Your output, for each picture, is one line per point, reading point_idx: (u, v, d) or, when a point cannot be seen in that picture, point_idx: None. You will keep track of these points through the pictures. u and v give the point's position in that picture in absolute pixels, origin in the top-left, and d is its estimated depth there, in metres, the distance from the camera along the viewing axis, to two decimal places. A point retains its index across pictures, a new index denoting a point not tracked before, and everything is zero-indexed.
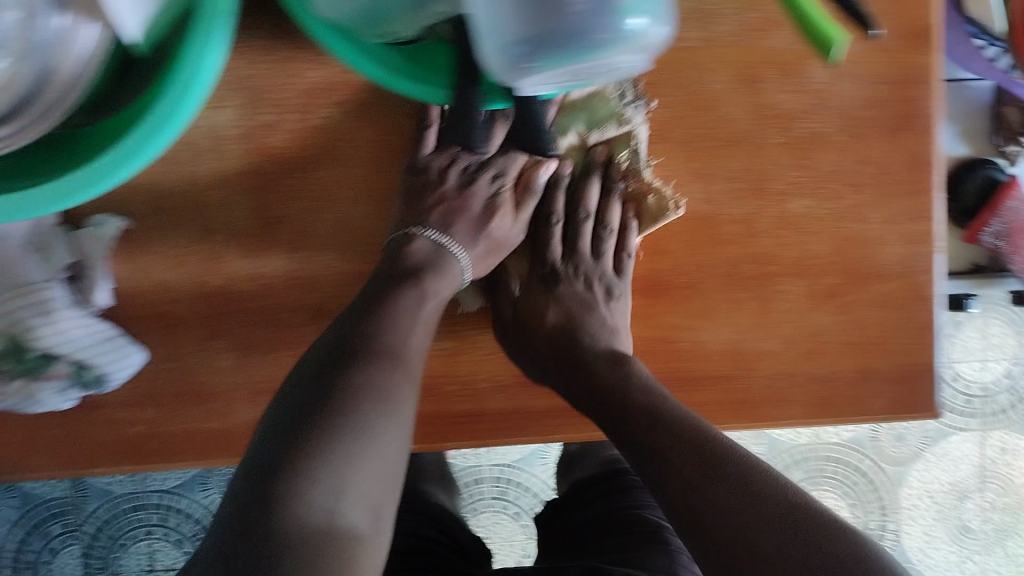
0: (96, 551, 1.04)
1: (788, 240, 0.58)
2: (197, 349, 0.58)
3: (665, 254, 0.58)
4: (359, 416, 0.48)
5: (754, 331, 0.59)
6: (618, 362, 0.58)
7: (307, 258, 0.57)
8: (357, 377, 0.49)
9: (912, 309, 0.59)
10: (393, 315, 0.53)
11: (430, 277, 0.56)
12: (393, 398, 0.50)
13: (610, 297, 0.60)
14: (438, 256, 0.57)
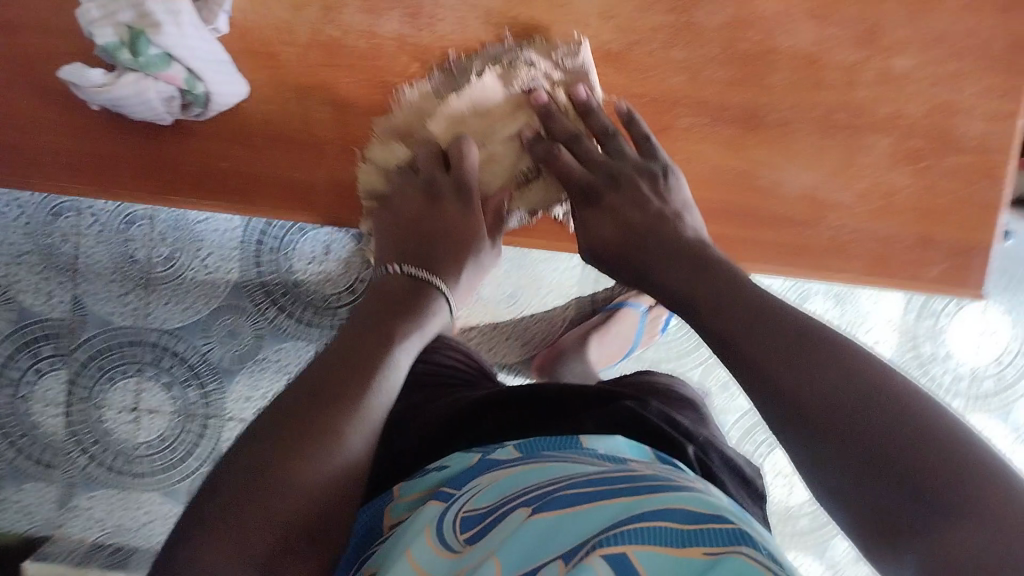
0: (85, 379, 1.05)
1: (886, 96, 0.60)
2: (268, 133, 0.59)
3: (768, 88, 0.60)
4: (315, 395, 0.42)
5: (844, 178, 0.61)
6: (693, 249, 0.49)
7: (425, 25, 0.58)
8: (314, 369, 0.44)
9: (983, 188, 0.62)
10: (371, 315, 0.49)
11: (411, 300, 0.51)
12: (354, 373, 0.44)
13: (657, 178, 0.54)
14: (416, 290, 0.52)
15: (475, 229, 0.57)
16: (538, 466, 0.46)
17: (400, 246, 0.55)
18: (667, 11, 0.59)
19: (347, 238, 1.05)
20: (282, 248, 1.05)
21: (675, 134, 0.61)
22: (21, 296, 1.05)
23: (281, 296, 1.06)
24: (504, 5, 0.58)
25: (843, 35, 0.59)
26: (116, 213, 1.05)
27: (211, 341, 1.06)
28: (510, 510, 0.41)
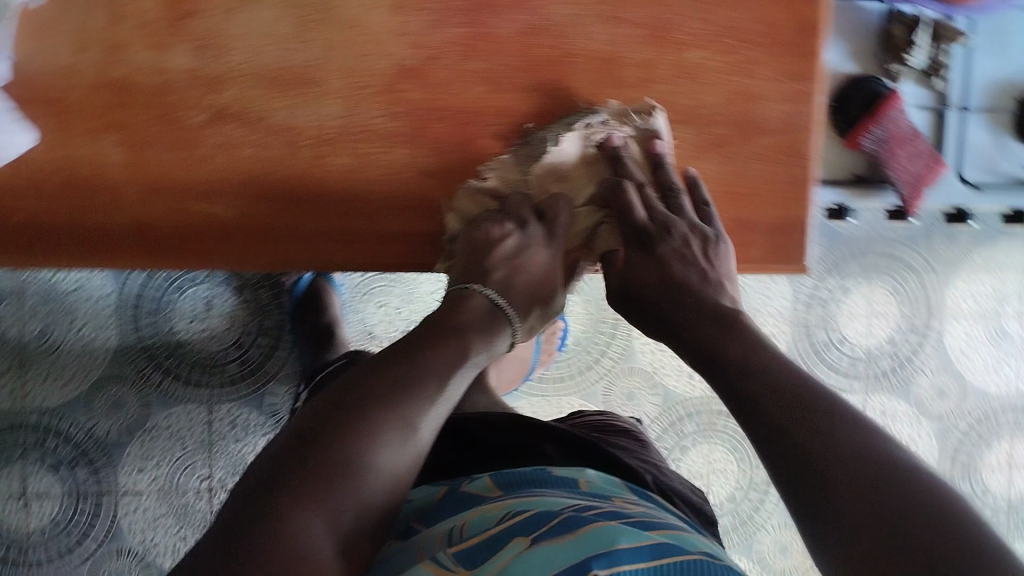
0: None
1: (683, 88, 0.62)
2: (63, 184, 0.57)
3: (569, 90, 0.61)
4: (372, 422, 0.50)
5: (654, 170, 0.63)
6: (723, 317, 0.55)
7: (215, 57, 0.57)
8: (371, 401, 0.51)
9: (789, 167, 0.64)
10: (422, 351, 0.56)
11: (480, 335, 0.59)
12: (409, 402, 0.52)
13: (710, 243, 0.60)
14: (490, 318, 0.60)
15: (553, 282, 0.64)
16: (525, 499, 0.53)
17: (467, 267, 0.61)
18: (459, 23, 0.59)
19: (227, 291, 1.08)
20: (162, 310, 1.05)
21: (482, 144, 0.61)
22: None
23: (165, 359, 1.07)
24: (294, 30, 0.57)
25: (635, 31, 0.61)
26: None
27: (95, 416, 1.05)
28: (505, 540, 0.49)
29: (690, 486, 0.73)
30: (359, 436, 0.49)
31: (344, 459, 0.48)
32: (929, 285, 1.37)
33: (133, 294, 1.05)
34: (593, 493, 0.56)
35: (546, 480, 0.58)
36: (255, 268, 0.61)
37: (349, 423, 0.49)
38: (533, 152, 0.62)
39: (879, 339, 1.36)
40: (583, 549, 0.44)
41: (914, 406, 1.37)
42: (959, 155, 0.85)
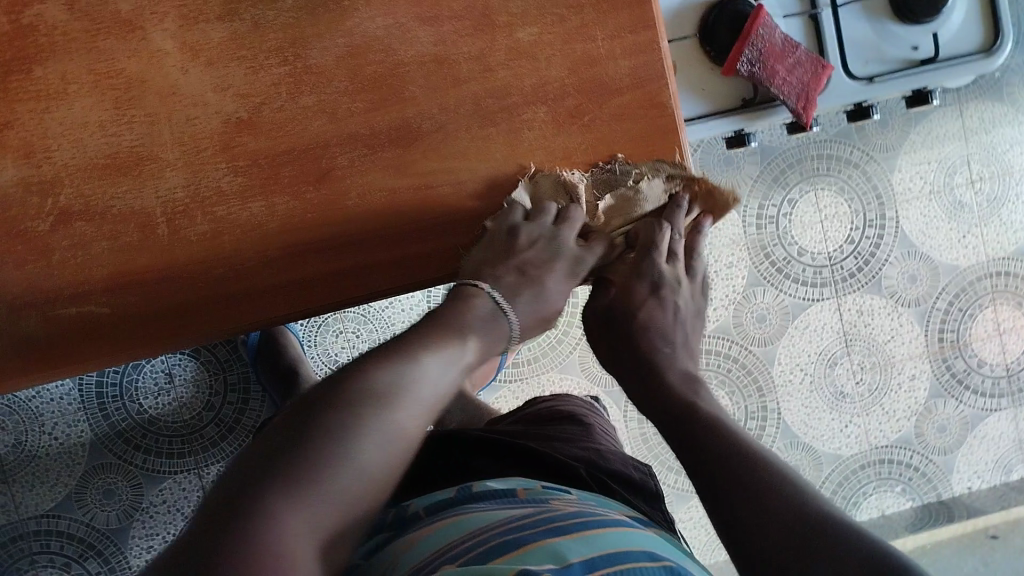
0: None
1: (524, 69, 0.60)
2: None
3: (410, 100, 0.60)
4: (338, 446, 0.45)
5: (517, 157, 0.61)
6: (694, 385, 0.63)
7: (42, 160, 0.56)
8: (334, 423, 0.46)
9: (654, 120, 0.62)
10: (384, 359, 0.50)
11: (474, 330, 0.55)
12: (379, 418, 0.47)
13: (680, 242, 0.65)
14: (494, 317, 0.56)
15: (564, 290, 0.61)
16: (458, 521, 0.55)
17: (479, 260, 0.58)
18: (280, 62, 0.58)
19: (186, 358, 1.07)
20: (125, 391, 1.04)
21: (338, 175, 0.59)
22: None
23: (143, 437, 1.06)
24: (114, 113, 0.56)
25: (460, 25, 0.59)
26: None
27: (89, 509, 1.05)
28: (437, 566, 0.50)
29: (635, 465, 0.74)
30: (346, 439, 0.45)
31: (328, 461, 0.44)
32: (874, 176, 1.35)
33: (93, 384, 1.04)
34: (531, 501, 0.58)
35: (483, 496, 0.60)
36: (149, 351, 0.59)
37: (333, 424, 0.46)
38: (613, 173, 0.61)
39: (836, 241, 1.35)
40: (523, 563, 0.46)
41: (888, 297, 1.37)
42: (841, 53, 0.82)
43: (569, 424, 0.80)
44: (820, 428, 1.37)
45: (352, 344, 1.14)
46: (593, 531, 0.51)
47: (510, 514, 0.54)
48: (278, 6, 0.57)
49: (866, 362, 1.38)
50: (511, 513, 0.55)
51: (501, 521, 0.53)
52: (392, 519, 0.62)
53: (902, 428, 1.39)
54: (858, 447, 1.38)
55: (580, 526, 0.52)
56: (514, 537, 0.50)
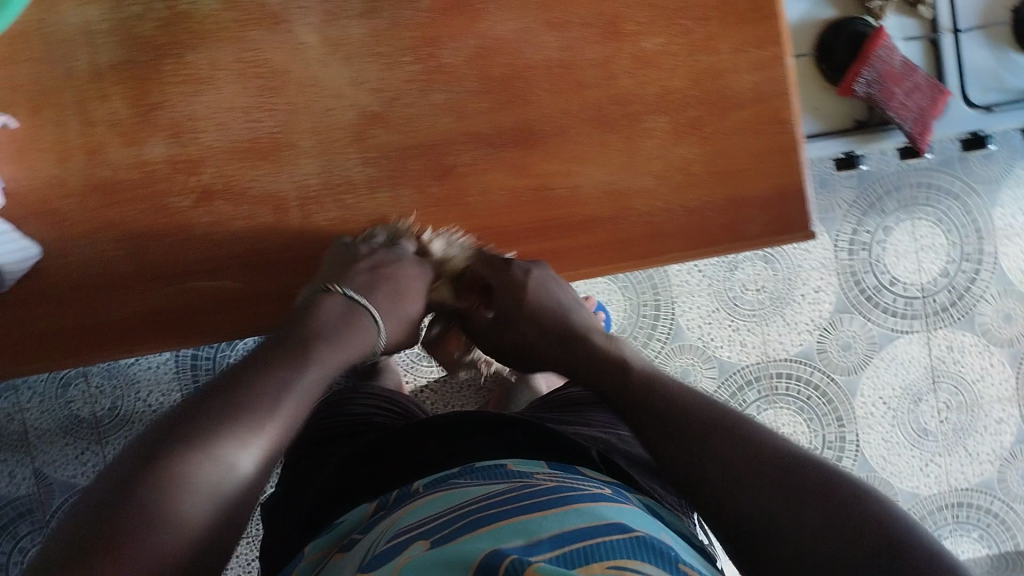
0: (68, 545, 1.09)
1: (648, 79, 0.61)
2: (82, 285, 0.60)
3: (534, 103, 0.61)
4: (175, 484, 0.48)
5: (634, 165, 0.62)
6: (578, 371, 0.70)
7: (188, 140, 0.59)
8: (167, 457, 0.49)
9: (773, 134, 0.62)
10: (220, 393, 0.54)
11: (324, 343, 0.61)
12: (218, 451, 0.51)
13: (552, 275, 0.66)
14: (349, 315, 0.64)
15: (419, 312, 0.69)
16: (442, 496, 0.60)
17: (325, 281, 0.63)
18: (413, 60, 0.60)
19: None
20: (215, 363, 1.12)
21: (461, 171, 0.62)
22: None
23: None
24: (256, 99, 0.59)
25: (588, 33, 0.61)
26: (48, 380, 1.12)
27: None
28: (412, 539, 0.53)
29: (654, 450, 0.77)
30: (187, 479, 0.49)
31: (160, 524, 0.46)
32: (973, 209, 1.32)
33: (188, 356, 1.13)
34: (517, 475, 0.62)
35: (479, 470, 0.64)
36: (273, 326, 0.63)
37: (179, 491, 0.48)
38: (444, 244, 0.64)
39: (931, 273, 1.32)
40: (499, 540, 0.49)
41: (981, 335, 1.34)
42: (962, 79, 0.81)
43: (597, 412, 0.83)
44: (896, 466, 1.34)
45: None
46: (575, 505, 0.54)
47: (493, 489, 0.59)
48: (417, 5, 0.59)
49: (953, 401, 1.35)
50: (497, 488, 0.59)
51: (481, 497, 0.57)
52: (393, 497, 0.66)
53: (984, 472, 1.35)
54: (936, 488, 1.34)
55: (561, 501, 0.55)
56: (493, 513, 0.53)
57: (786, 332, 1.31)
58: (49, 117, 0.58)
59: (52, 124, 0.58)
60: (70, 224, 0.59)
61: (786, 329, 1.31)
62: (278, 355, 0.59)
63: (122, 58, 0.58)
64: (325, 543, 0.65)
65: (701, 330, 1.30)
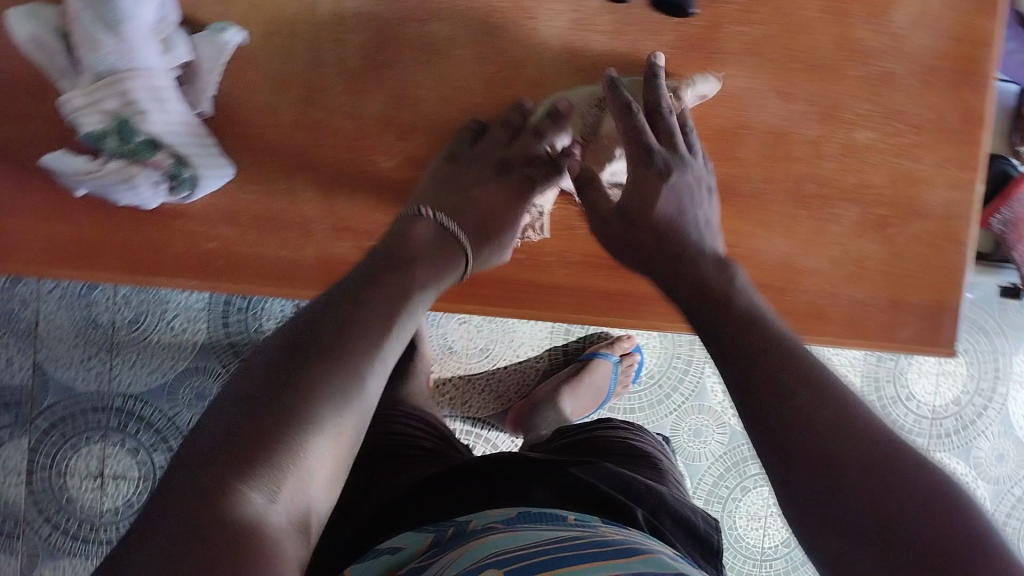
0: (46, 448, 1.11)
1: (850, 168, 0.63)
2: (258, 213, 0.59)
3: (740, 162, 0.62)
4: (330, 369, 0.43)
5: (811, 243, 0.64)
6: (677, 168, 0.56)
7: (409, 105, 0.59)
8: (323, 357, 0.43)
9: (945, 252, 0.65)
10: (347, 354, 0.44)
11: (423, 267, 0.53)
12: (354, 347, 0.44)
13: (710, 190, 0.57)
14: (442, 240, 0.56)
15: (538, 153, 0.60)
16: (504, 535, 0.56)
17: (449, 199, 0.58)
18: None
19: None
20: (248, 308, 1.11)
21: None
22: None
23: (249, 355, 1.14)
24: (485, 85, 0.60)
25: (809, 111, 0.62)
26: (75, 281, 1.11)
27: (177, 405, 1.12)
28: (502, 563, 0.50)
29: (702, 516, 0.77)
30: (336, 366, 0.43)
31: (330, 404, 0.42)
32: (997, 348, 1.39)
33: (222, 301, 1.13)
34: (578, 525, 0.58)
35: (536, 517, 0.60)
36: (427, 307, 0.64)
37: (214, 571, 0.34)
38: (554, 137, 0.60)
39: (945, 399, 1.38)
40: None
41: (973, 468, 1.39)
42: None
43: (643, 467, 0.83)
44: None
45: (483, 349, 1.27)
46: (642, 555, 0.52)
47: (562, 535, 0.55)
48: (661, 38, 0.60)
49: None
50: (559, 534, 0.56)
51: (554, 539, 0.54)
52: (450, 533, 0.61)
53: None
54: None
55: (628, 553, 0.52)
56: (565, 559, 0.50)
57: None
58: (277, 45, 0.57)
59: (277, 52, 0.57)
60: (266, 154, 0.58)
61: None
62: (354, 315, 0.46)
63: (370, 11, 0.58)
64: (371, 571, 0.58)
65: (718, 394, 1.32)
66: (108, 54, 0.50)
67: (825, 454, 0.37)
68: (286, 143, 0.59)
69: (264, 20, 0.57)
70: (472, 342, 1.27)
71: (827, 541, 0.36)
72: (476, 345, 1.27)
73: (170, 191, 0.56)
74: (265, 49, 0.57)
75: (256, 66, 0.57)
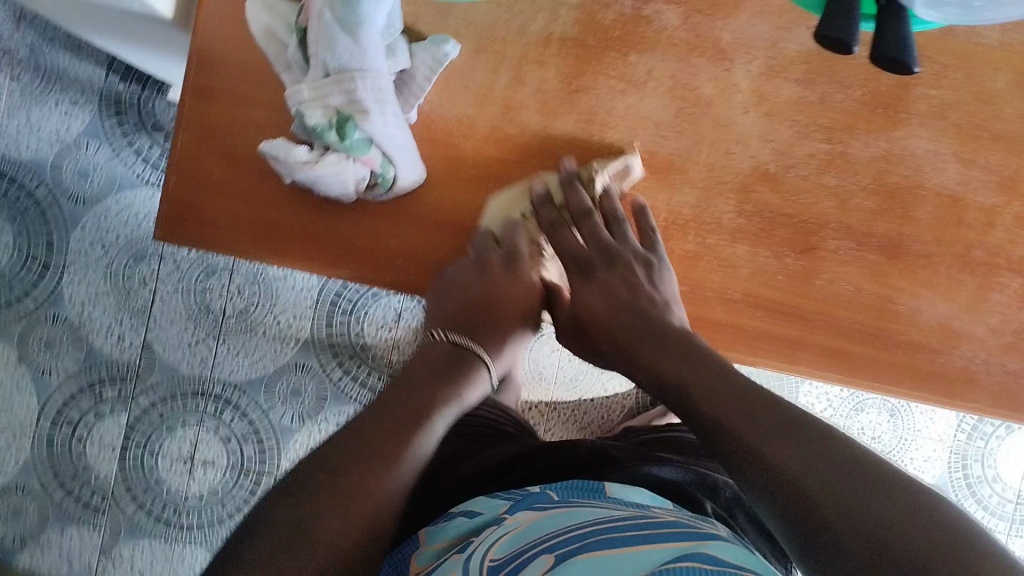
0: (141, 427, 1.05)
1: (1021, 239, 0.64)
2: (439, 219, 0.62)
3: (913, 220, 0.63)
4: (377, 443, 0.49)
5: (973, 308, 0.64)
6: (617, 262, 0.61)
7: (596, 131, 0.62)
8: (372, 432, 0.50)
9: None
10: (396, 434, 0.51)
11: (459, 369, 0.57)
12: (403, 427, 0.51)
13: (653, 268, 0.61)
14: (460, 358, 0.58)
15: (523, 270, 0.62)
16: (560, 512, 0.48)
17: (461, 313, 0.60)
18: (825, 141, 0.62)
19: (420, 305, 1.07)
20: (353, 309, 1.05)
21: (822, 254, 0.63)
22: (92, 336, 1.05)
23: (348, 358, 1.07)
24: (672, 119, 0.62)
25: (988, 179, 0.63)
26: (194, 263, 1.07)
27: (274, 399, 1.06)
28: (533, 555, 0.43)
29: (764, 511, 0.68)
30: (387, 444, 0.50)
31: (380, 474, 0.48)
32: None
33: (332, 292, 1.07)
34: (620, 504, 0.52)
35: (583, 489, 0.55)
36: None
37: None
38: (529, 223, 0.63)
39: None
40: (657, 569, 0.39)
41: None
42: None
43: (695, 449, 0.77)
44: None
45: (572, 380, 1.29)
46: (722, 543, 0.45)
47: (616, 515, 0.47)
48: (851, 93, 0.62)
49: None
50: (612, 512, 0.48)
51: (612, 517, 0.47)
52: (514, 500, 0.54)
53: None
54: None
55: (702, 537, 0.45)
56: (602, 534, 0.44)
57: None
58: (480, 63, 0.61)
59: (480, 70, 0.61)
60: (456, 163, 0.62)
61: None
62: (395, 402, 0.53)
63: (574, 41, 0.61)
64: (445, 535, 0.52)
65: None
66: (342, 54, 0.53)
67: (812, 496, 0.39)
68: (476, 156, 0.62)
69: (474, 38, 0.61)
70: (563, 371, 1.28)
71: (815, 558, 0.38)
72: (567, 375, 1.28)
73: (370, 188, 0.59)
74: (471, 65, 0.61)
75: (459, 80, 0.61)
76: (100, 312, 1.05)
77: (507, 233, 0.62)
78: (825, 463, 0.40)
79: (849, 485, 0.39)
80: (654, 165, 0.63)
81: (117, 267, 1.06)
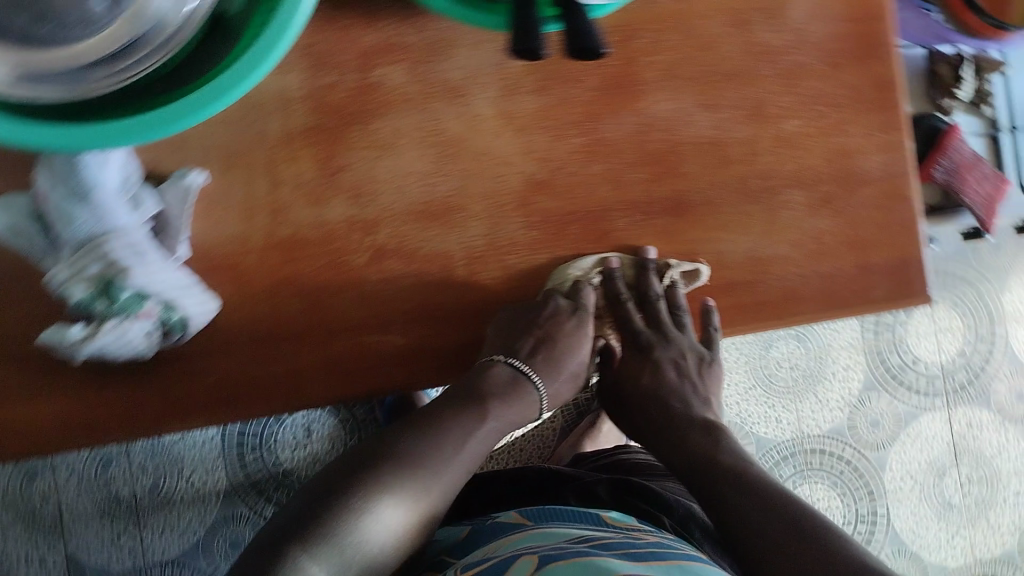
0: None
1: (788, 156, 0.67)
2: (253, 337, 0.63)
3: (685, 175, 0.66)
4: (383, 467, 0.66)
5: (766, 233, 0.67)
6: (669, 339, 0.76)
7: (368, 203, 0.63)
8: (377, 465, 0.66)
9: (895, 211, 0.68)
10: (398, 464, 0.66)
11: (497, 400, 0.71)
12: (407, 457, 0.67)
13: (703, 362, 0.79)
14: (513, 382, 0.71)
15: (581, 335, 0.73)
16: (540, 532, 0.72)
17: (522, 341, 0.70)
18: (579, 134, 0.65)
19: (317, 417, 1.16)
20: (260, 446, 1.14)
21: (616, 235, 0.67)
22: (17, 569, 1.10)
23: (274, 490, 1.15)
24: (433, 166, 0.63)
25: (738, 114, 0.66)
26: (90, 459, 1.12)
27: (213, 557, 1.13)
28: (520, 556, 0.68)
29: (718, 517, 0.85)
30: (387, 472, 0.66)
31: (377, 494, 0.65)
32: (985, 294, 1.42)
33: (234, 436, 1.15)
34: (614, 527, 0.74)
35: (567, 514, 0.78)
36: (430, 381, 0.66)
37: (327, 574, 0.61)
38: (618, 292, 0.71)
39: (950, 353, 1.41)
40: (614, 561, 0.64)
41: (997, 412, 1.42)
42: None
43: (654, 474, 0.93)
44: (912, 528, 1.38)
45: None
46: (672, 561, 0.67)
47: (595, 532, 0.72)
48: (585, 84, 0.64)
49: (973, 475, 1.41)
50: (591, 529, 0.73)
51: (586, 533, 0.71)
52: (498, 524, 0.78)
53: (1004, 542, 1.41)
54: (962, 560, 1.39)
55: (663, 559, 0.67)
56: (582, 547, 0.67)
57: (817, 407, 1.37)
58: (233, 181, 0.61)
59: (236, 187, 0.61)
60: (247, 278, 0.62)
61: (818, 405, 1.37)
62: (392, 442, 0.68)
63: (313, 129, 0.61)
64: (433, 552, 0.78)
65: (736, 407, 1.34)
66: (83, 224, 0.54)
67: (768, 544, 0.66)
68: (264, 265, 0.62)
69: (218, 159, 0.60)
70: None
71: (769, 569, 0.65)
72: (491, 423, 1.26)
73: (165, 335, 0.59)
74: (224, 186, 0.61)
75: (219, 203, 0.61)
76: (18, 543, 1.11)
77: (669, 298, 0.71)
78: (775, 524, 0.67)
79: (775, 525, 0.67)
80: (435, 213, 0.64)
81: (17, 493, 1.10)
